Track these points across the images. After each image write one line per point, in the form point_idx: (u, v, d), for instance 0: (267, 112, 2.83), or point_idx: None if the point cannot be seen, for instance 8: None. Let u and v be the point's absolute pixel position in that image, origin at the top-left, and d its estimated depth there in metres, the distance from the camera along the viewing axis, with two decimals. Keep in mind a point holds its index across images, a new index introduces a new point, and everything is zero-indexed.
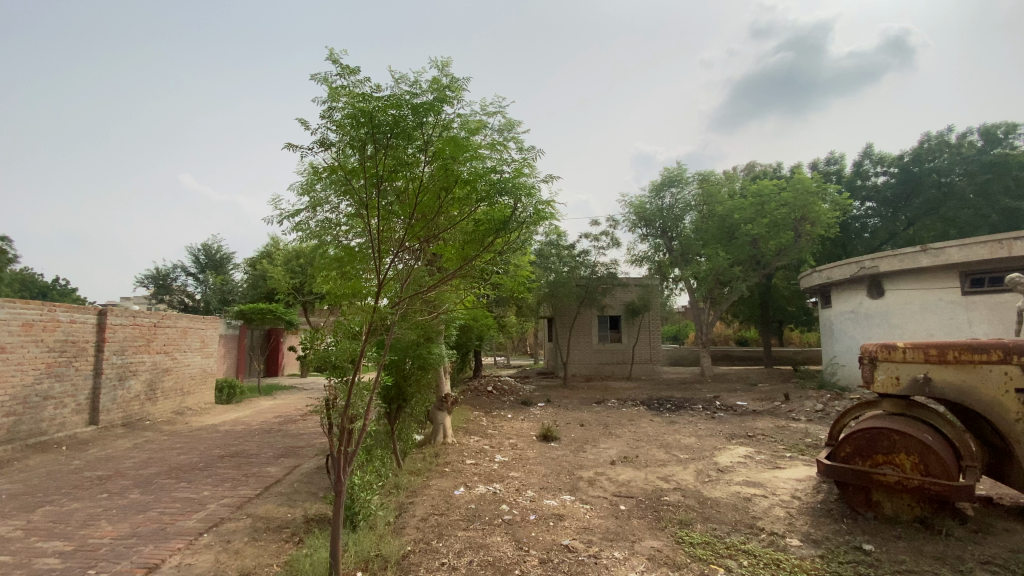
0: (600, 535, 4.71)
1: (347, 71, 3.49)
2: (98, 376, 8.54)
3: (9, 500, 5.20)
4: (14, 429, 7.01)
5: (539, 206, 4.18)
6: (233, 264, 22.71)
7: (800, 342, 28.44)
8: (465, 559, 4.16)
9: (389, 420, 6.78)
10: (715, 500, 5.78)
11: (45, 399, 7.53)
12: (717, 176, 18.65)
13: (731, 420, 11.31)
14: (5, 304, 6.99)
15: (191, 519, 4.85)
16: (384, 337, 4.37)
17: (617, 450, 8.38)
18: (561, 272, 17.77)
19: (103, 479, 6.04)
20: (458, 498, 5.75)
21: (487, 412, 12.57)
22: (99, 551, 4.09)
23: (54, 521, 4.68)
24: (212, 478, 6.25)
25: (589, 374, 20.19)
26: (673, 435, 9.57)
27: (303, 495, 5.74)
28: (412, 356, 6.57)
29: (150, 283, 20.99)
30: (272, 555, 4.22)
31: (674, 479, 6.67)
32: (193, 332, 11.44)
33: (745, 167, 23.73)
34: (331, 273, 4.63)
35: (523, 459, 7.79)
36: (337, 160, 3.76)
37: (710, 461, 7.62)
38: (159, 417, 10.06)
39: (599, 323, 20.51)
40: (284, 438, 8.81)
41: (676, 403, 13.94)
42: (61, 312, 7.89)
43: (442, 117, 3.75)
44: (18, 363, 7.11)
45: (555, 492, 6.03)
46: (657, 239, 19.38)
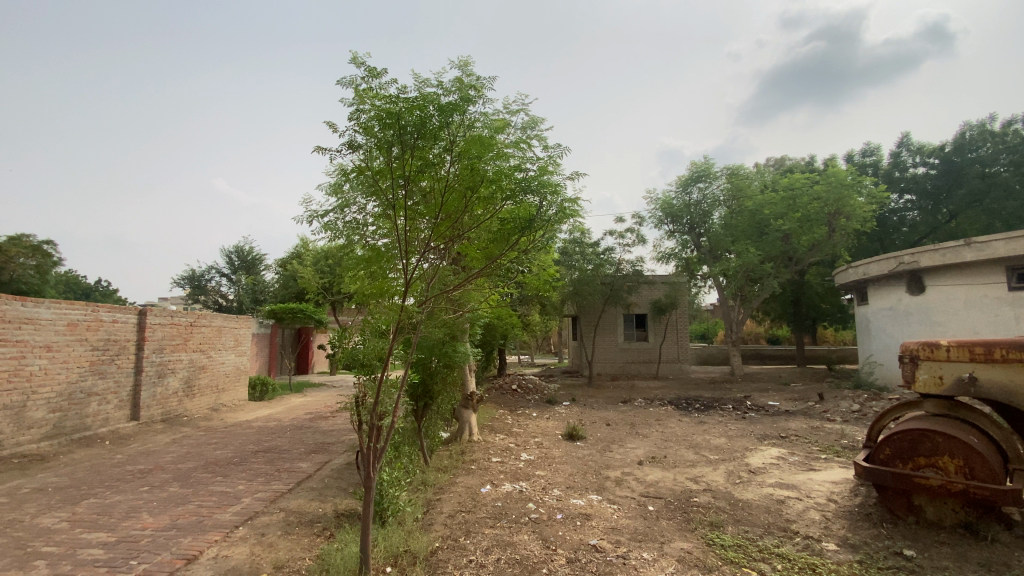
0: (628, 535, 4.65)
1: (372, 74, 3.52)
2: (138, 373, 8.89)
3: (56, 493, 5.45)
4: (60, 424, 7.35)
5: (565, 203, 4.17)
6: (264, 265, 23.35)
7: (834, 341, 27.52)
8: (493, 556, 4.16)
9: (416, 417, 6.85)
10: (747, 502, 5.63)
11: (89, 396, 7.87)
12: (746, 170, 18.16)
13: (763, 420, 11.02)
14: (52, 305, 7.33)
15: (227, 512, 5.00)
16: (411, 336, 4.41)
17: (644, 450, 8.28)
18: (586, 270, 17.66)
19: (145, 473, 6.28)
20: (484, 496, 5.77)
21: (512, 411, 12.59)
22: (141, 542, 4.24)
23: (99, 513, 4.88)
24: (245, 473, 6.42)
25: (614, 373, 19.99)
26: (702, 436, 9.38)
27: (334, 490, 5.85)
28: (439, 355, 6.63)
29: (186, 284, 21.77)
30: (304, 549, 4.31)
31: (704, 479, 6.55)
32: (227, 331, 11.79)
33: (775, 160, 23.11)
34: (360, 273, 4.69)
35: (549, 458, 7.76)
36: (364, 162, 3.81)
37: (742, 462, 7.44)
38: (196, 413, 10.41)
39: (624, 322, 20.29)
40: (314, 435, 8.99)
41: (705, 403, 13.67)
42: (103, 313, 8.23)
43: (467, 117, 3.76)
44: (64, 361, 7.46)
45: (582, 492, 5.99)
46: (684, 236, 19.02)
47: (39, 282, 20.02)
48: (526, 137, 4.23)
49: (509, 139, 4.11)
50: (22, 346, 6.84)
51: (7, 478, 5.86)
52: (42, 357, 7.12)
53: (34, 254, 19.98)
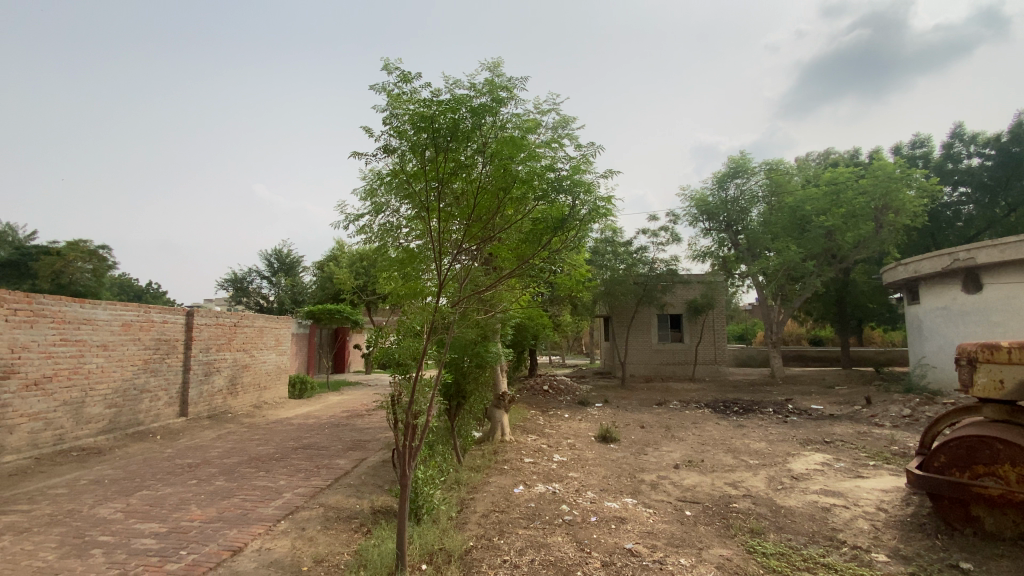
0: (664, 540, 4.54)
1: (403, 78, 3.58)
2: (186, 371, 9.31)
3: (112, 484, 5.76)
4: (116, 419, 7.76)
5: (599, 202, 4.13)
6: (302, 268, 24.07)
7: (882, 342, 26.26)
8: (527, 557, 4.14)
9: (448, 417, 6.90)
10: (790, 509, 5.43)
11: (142, 392, 8.30)
12: (786, 165, 17.61)
13: (806, 425, 10.60)
14: (108, 306, 7.74)
15: (270, 506, 5.16)
16: (444, 336, 4.46)
17: (680, 453, 8.09)
18: (617, 270, 17.45)
19: (193, 467, 6.57)
20: (517, 496, 5.75)
21: (545, 411, 12.55)
22: (191, 533, 4.43)
23: (151, 505, 5.13)
24: (285, 469, 6.62)
25: (648, 375, 19.63)
26: (740, 440, 9.10)
27: (370, 487, 5.97)
28: (471, 355, 6.69)
29: (229, 286, 22.67)
30: (343, 544, 4.41)
31: (743, 485, 6.35)
32: (268, 332, 12.20)
33: (819, 154, 22.21)
34: (394, 274, 4.80)
35: (582, 460, 7.68)
36: (398, 165, 3.88)
37: (784, 468, 7.16)
38: (239, 410, 10.82)
39: (658, 322, 19.91)
40: (351, 433, 9.20)
41: (744, 406, 13.28)
42: (155, 313, 8.65)
43: (499, 118, 3.77)
44: (119, 360, 7.88)
45: (617, 495, 5.89)
46: (721, 234, 18.51)
47: (97, 286, 21.27)
48: (558, 136, 4.21)
49: (541, 139, 4.11)
50: (80, 345, 7.24)
51: (67, 471, 6.22)
52: (99, 355, 7.54)
53: (91, 258, 21.23)
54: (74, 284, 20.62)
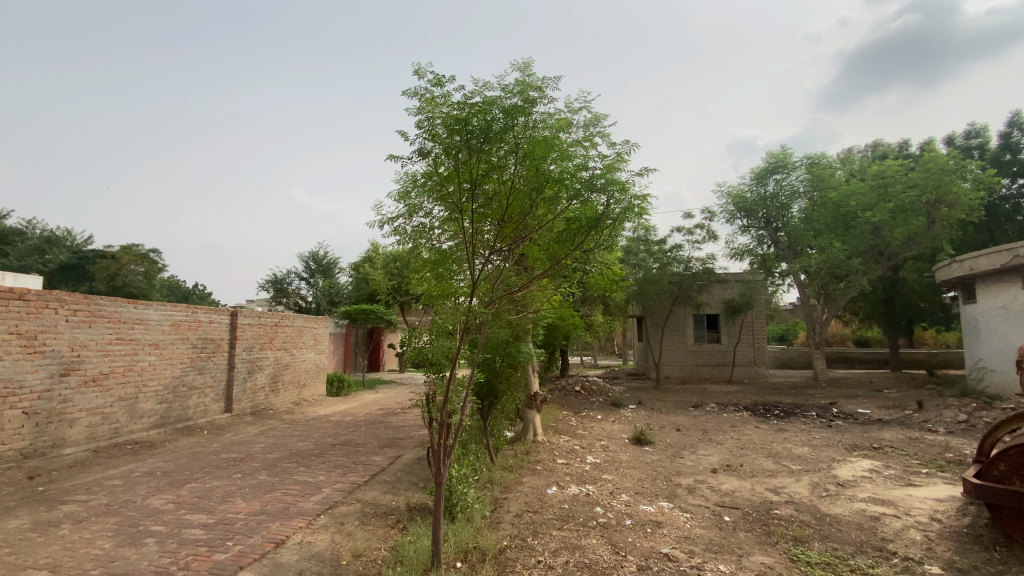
0: (702, 546, 4.43)
1: (434, 82, 3.64)
2: (231, 369, 9.69)
3: (163, 476, 6.05)
4: (166, 414, 8.15)
5: (634, 200, 4.04)
6: (338, 269, 24.69)
7: (934, 343, 24.91)
8: (562, 558, 4.12)
9: (481, 416, 6.93)
10: (836, 517, 5.20)
11: (190, 389, 8.68)
12: (828, 159, 16.88)
13: (852, 429, 10.17)
14: (159, 307, 8.15)
15: (310, 501, 5.31)
16: (477, 336, 4.48)
17: (718, 457, 7.89)
18: (651, 270, 17.14)
19: (238, 461, 6.82)
20: (550, 497, 5.72)
21: (578, 412, 12.47)
22: (236, 525, 4.61)
23: (199, 497, 5.36)
24: (324, 465, 6.80)
25: (684, 376, 19.23)
26: (782, 445, 8.80)
27: (405, 484, 6.07)
28: (502, 354, 6.71)
29: (270, 287, 23.46)
30: (380, 539, 4.51)
31: (785, 491, 6.13)
32: (308, 331, 12.57)
33: (866, 146, 21.20)
34: (427, 275, 4.88)
35: (616, 462, 7.58)
36: (432, 168, 3.94)
37: (828, 474, 6.87)
38: (280, 407, 11.19)
39: (694, 322, 19.45)
40: (386, 430, 9.37)
41: (785, 409, 12.82)
42: (201, 313, 9.04)
43: (531, 118, 3.77)
44: (169, 357, 8.28)
45: (652, 498, 5.80)
46: (760, 231, 17.95)
47: (147, 287, 22.35)
48: (590, 134, 4.17)
49: (573, 138, 4.07)
50: (134, 344, 7.64)
51: (123, 463, 6.58)
52: (151, 353, 7.94)
53: (142, 262, 22.36)
54: (126, 286, 21.74)
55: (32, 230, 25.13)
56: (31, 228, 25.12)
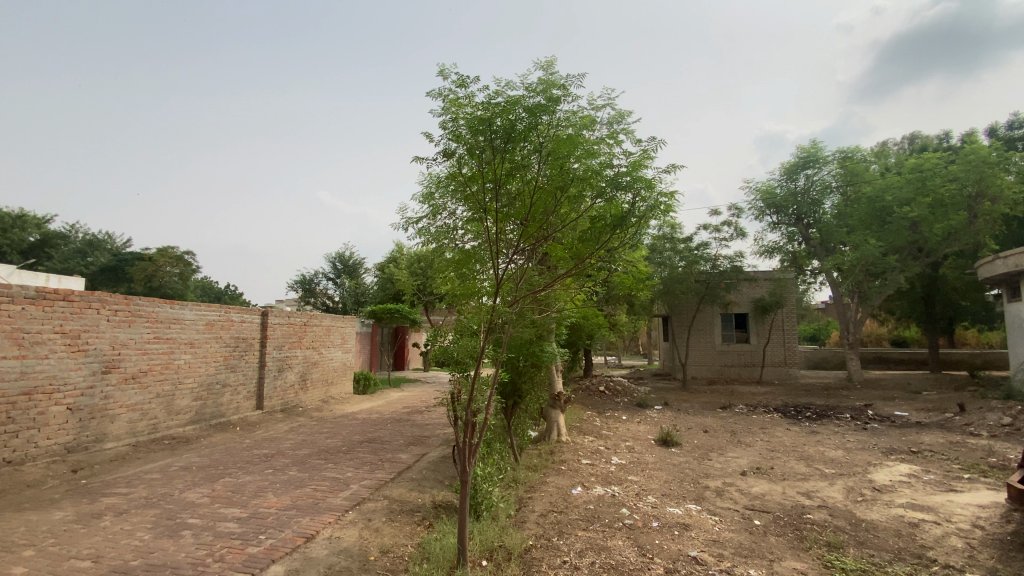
0: (731, 550, 4.34)
1: (458, 83, 3.67)
2: (262, 367, 9.95)
3: (199, 471, 6.26)
4: (201, 411, 8.42)
5: (660, 198, 3.97)
6: (364, 269, 25.07)
7: (976, 343, 23.84)
8: (588, 559, 4.09)
9: (506, 415, 6.93)
10: (873, 523, 5.02)
11: (223, 386, 8.95)
12: (863, 153, 16.35)
13: (889, 433, 9.81)
14: (194, 307, 8.42)
15: (338, 497, 5.41)
16: (502, 335, 4.49)
17: (748, 460, 7.71)
18: (677, 268, 16.87)
19: (269, 457, 7.01)
20: (576, 497, 5.69)
21: (603, 413, 12.37)
22: (268, 519, 4.73)
23: (232, 491, 5.52)
24: (352, 461, 6.92)
25: (711, 377, 18.88)
26: (814, 447, 8.55)
27: (431, 482, 6.13)
28: (526, 354, 6.71)
29: (298, 288, 23.99)
30: (407, 536, 4.57)
31: (818, 495, 5.96)
32: (335, 331, 12.81)
33: (903, 139, 20.43)
34: (451, 274, 4.91)
35: (642, 464, 7.49)
36: (456, 168, 3.96)
37: (864, 479, 6.64)
38: (309, 404, 11.43)
39: (722, 322, 19.06)
40: (412, 428, 9.48)
41: (818, 411, 12.46)
42: (234, 314, 9.31)
43: (556, 117, 3.76)
44: (204, 356, 8.55)
45: (679, 500, 5.72)
46: (791, 228, 17.52)
47: (182, 287, 23.13)
48: (615, 131, 4.13)
49: (597, 135, 4.04)
50: (171, 342, 7.91)
51: (161, 457, 6.83)
52: (187, 352, 8.21)
53: (177, 263, 23.17)
54: (162, 287, 22.56)
55: (75, 234, 26.27)
56: (75, 232, 26.28)
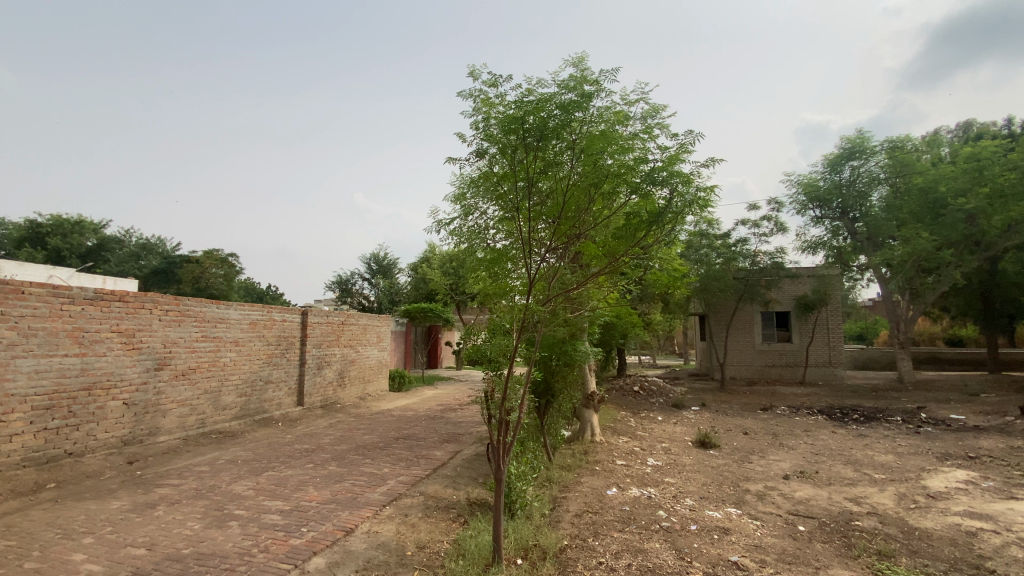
0: (774, 556, 4.19)
1: (487, 83, 3.71)
2: (302, 364, 10.27)
3: (244, 464, 6.52)
4: (246, 406, 8.78)
5: (698, 192, 3.87)
6: (398, 270, 25.50)
7: None
8: (624, 561, 4.03)
9: (538, 414, 6.92)
10: (927, 531, 4.76)
11: (266, 383, 9.29)
12: (913, 142, 15.71)
13: (944, 437, 9.28)
14: (238, 307, 8.77)
15: (376, 491, 5.53)
16: (535, 334, 4.46)
17: (791, 463, 7.44)
18: (714, 265, 16.38)
19: (309, 452, 7.23)
20: (611, 498, 5.64)
21: (637, 413, 12.19)
22: (309, 512, 4.88)
23: (276, 484, 5.72)
24: (388, 457, 7.06)
25: (751, 377, 18.31)
26: (862, 451, 8.19)
27: (466, 479, 6.20)
28: (558, 353, 6.69)
29: (336, 288, 24.64)
30: (443, 532, 4.63)
31: (867, 501, 5.69)
32: (371, 329, 13.11)
33: (957, 127, 19.29)
34: (482, 274, 4.92)
35: (679, 465, 7.34)
36: (487, 167, 3.97)
37: (917, 485, 6.31)
38: (347, 401, 11.74)
39: (762, 321, 18.45)
40: (446, 425, 9.59)
41: (866, 414, 11.89)
42: (276, 313, 9.64)
43: (589, 113, 3.73)
44: (248, 354, 8.90)
45: (718, 504, 5.56)
46: (836, 222, 16.71)
47: (227, 288, 24.08)
48: (649, 125, 4.05)
49: (631, 130, 3.97)
50: (217, 341, 8.26)
51: (209, 450, 7.14)
52: (232, 350, 8.56)
53: (222, 265, 24.20)
54: (208, 288, 23.57)
55: (129, 238, 27.76)
56: (129, 236, 27.77)
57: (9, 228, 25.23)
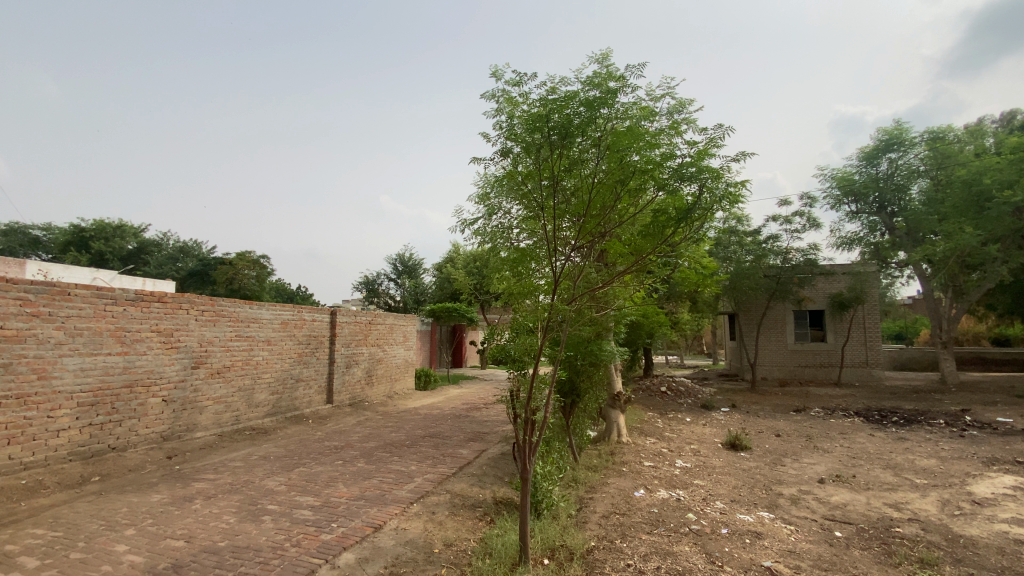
0: (810, 562, 4.07)
1: (511, 83, 3.72)
2: (331, 363, 10.47)
3: (277, 460, 6.70)
4: (278, 404, 9.01)
5: (728, 187, 3.75)
6: (423, 270, 25.74)
7: None
8: (652, 564, 3.98)
9: (564, 414, 6.87)
10: (972, 539, 4.54)
11: (297, 381, 9.52)
12: (955, 133, 15.02)
13: (991, 441, 8.84)
14: (270, 307, 9.01)
15: (403, 489, 5.60)
16: (559, 334, 4.41)
17: (826, 467, 7.21)
18: (744, 262, 15.97)
19: (338, 449, 7.37)
20: (638, 500, 5.57)
21: (664, 414, 12.02)
22: (339, 508, 4.97)
23: (307, 480, 5.85)
24: (415, 455, 7.14)
25: (783, 378, 17.81)
26: (902, 455, 7.87)
27: (491, 478, 6.22)
28: (584, 353, 6.62)
29: (363, 288, 25.04)
30: (469, 530, 4.66)
31: (908, 507, 5.46)
32: (398, 329, 13.28)
33: (1002, 116, 18.33)
34: (506, 273, 4.91)
35: (708, 467, 7.20)
36: (512, 167, 3.97)
37: (962, 490, 6.02)
38: (374, 399, 11.92)
39: (795, 319, 17.93)
40: (472, 424, 9.65)
41: (906, 416, 11.41)
42: (306, 313, 9.86)
43: (616, 109, 3.69)
44: (280, 352, 9.13)
45: (750, 508, 5.43)
46: (873, 217, 16.34)
47: (258, 289, 24.74)
48: (676, 121, 3.97)
49: (657, 126, 3.90)
50: (250, 340, 8.49)
51: (243, 447, 7.36)
52: (265, 349, 8.81)
53: (254, 266, 24.88)
54: (241, 288, 24.26)
55: (167, 242, 28.84)
56: (166, 239, 28.86)
57: (56, 233, 26.53)
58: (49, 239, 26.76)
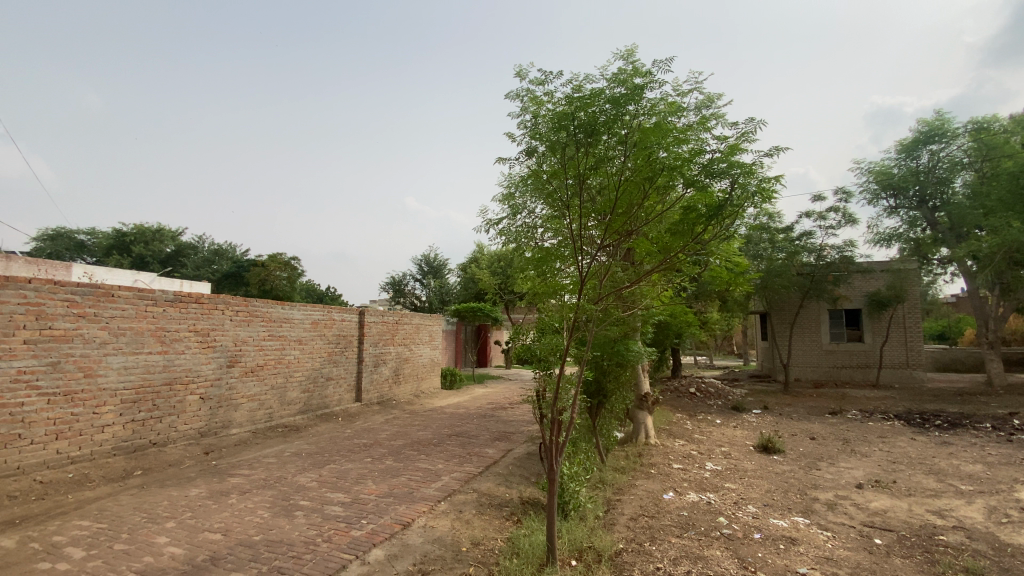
0: (847, 570, 3.94)
1: (535, 82, 3.73)
2: (360, 362, 10.66)
3: (308, 457, 6.86)
4: (309, 402, 9.23)
5: (760, 183, 3.65)
6: (448, 270, 25.95)
7: None
8: (682, 568, 3.91)
9: (590, 415, 6.82)
10: (1022, 548, 4.31)
11: (327, 380, 9.73)
12: (1001, 123, 14.32)
13: None
14: (301, 308, 9.23)
15: (431, 487, 5.65)
16: (586, 334, 4.37)
17: (864, 471, 6.96)
18: (776, 260, 15.54)
19: (367, 447, 7.50)
20: (667, 502, 5.48)
21: (693, 415, 11.81)
22: (369, 505, 5.06)
23: (337, 477, 5.97)
24: (442, 453, 7.21)
25: (817, 379, 17.28)
26: (946, 460, 7.53)
27: (518, 478, 6.22)
28: (610, 353, 6.55)
29: (389, 289, 25.41)
30: (497, 530, 4.67)
31: (953, 515, 5.22)
32: (424, 328, 13.42)
33: None
34: (531, 273, 4.90)
35: (739, 470, 7.04)
36: (537, 166, 3.96)
37: (1011, 498, 5.73)
38: (401, 398, 12.07)
39: (830, 319, 17.37)
40: (497, 424, 9.67)
41: (949, 420, 10.91)
42: (335, 312, 10.06)
43: (644, 105, 3.63)
44: (310, 352, 9.35)
45: (784, 512, 5.28)
46: (913, 212, 15.57)
47: (289, 290, 25.32)
48: (705, 116, 3.90)
49: (685, 122, 3.83)
50: (282, 340, 8.72)
51: (275, 443, 7.55)
52: (296, 348, 9.03)
53: (285, 268, 25.51)
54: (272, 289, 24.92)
55: (203, 245, 29.82)
56: (202, 242, 29.85)
57: (100, 236, 27.77)
58: (94, 242, 28.04)
